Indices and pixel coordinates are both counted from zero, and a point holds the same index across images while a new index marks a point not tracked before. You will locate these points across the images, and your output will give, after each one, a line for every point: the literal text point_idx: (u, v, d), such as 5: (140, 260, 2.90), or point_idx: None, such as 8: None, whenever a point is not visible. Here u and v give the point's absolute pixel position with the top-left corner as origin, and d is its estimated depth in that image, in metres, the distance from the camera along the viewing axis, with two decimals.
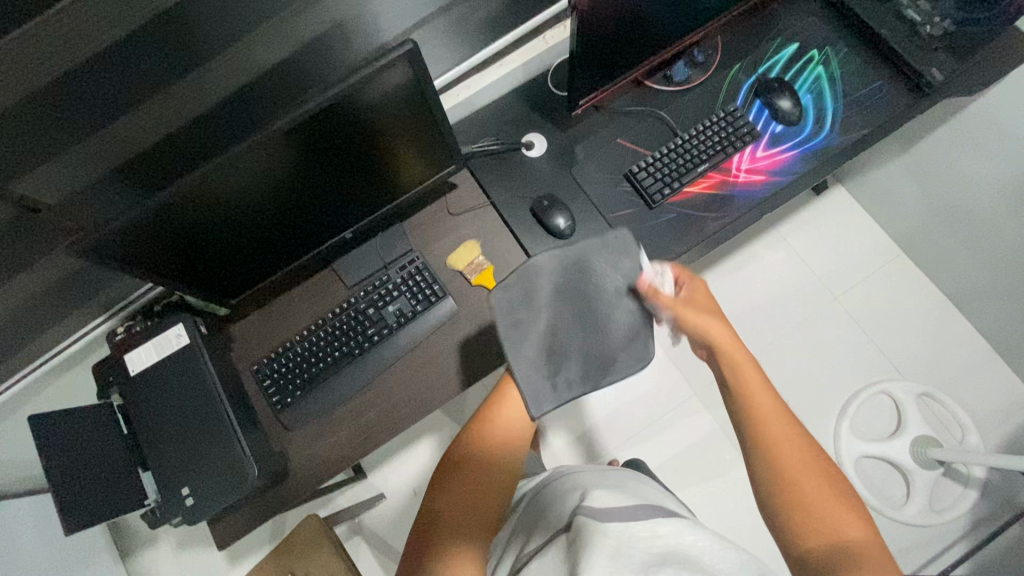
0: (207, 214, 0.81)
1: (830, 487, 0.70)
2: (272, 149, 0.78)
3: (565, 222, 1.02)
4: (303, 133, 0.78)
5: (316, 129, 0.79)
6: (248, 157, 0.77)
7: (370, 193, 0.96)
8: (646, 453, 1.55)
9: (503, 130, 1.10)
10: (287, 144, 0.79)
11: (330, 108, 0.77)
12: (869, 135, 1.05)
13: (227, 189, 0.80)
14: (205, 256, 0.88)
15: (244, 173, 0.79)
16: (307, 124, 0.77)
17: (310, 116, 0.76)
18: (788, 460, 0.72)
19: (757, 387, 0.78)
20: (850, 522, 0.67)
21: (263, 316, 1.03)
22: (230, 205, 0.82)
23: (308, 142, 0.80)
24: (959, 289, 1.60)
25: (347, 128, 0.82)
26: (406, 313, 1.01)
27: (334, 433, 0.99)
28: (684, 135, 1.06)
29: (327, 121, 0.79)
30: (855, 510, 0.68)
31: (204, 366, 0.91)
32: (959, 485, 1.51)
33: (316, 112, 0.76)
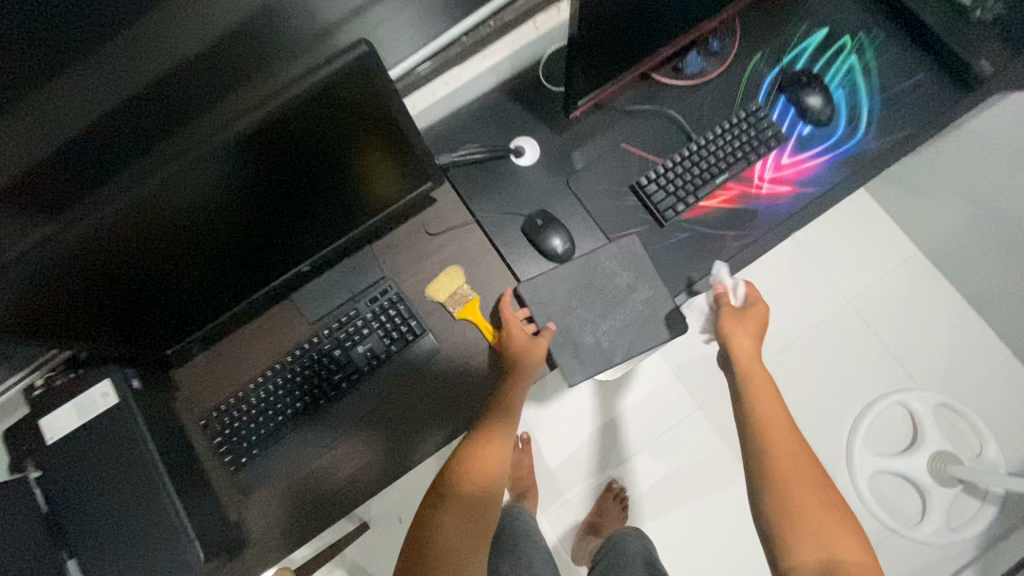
0: (126, 259, 0.65)
1: (833, 509, 0.67)
2: (205, 176, 0.62)
3: (561, 244, 0.87)
4: (245, 156, 0.63)
5: (262, 150, 0.63)
6: (174, 188, 0.61)
7: (335, 223, 0.80)
8: (643, 468, 1.37)
9: (489, 134, 0.94)
10: (225, 170, 0.63)
11: (279, 124, 0.61)
12: (910, 137, 0.91)
13: (150, 228, 0.63)
14: (132, 302, 0.72)
15: (171, 208, 0.63)
16: (250, 144, 0.61)
17: (252, 134, 0.60)
18: (791, 473, 0.69)
19: (768, 398, 0.75)
20: (848, 548, 0.64)
21: (213, 359, 0.89)
22: (156, 246, 0.66)
23: (253, 166, 0.64)
24: (979, 294, 1.48)
25: (303, 148, 0.66)
26: (378, 354, 0.87)
27: (298, 497, 0.85)
28: (700, 139, 0.91)
29: (276, 140, 0.63)
30: (856, 539, 0.65)
31: (136, 430, 0.76)
32: (976, 501, 1.43)
33: (261, 129, 0.61)
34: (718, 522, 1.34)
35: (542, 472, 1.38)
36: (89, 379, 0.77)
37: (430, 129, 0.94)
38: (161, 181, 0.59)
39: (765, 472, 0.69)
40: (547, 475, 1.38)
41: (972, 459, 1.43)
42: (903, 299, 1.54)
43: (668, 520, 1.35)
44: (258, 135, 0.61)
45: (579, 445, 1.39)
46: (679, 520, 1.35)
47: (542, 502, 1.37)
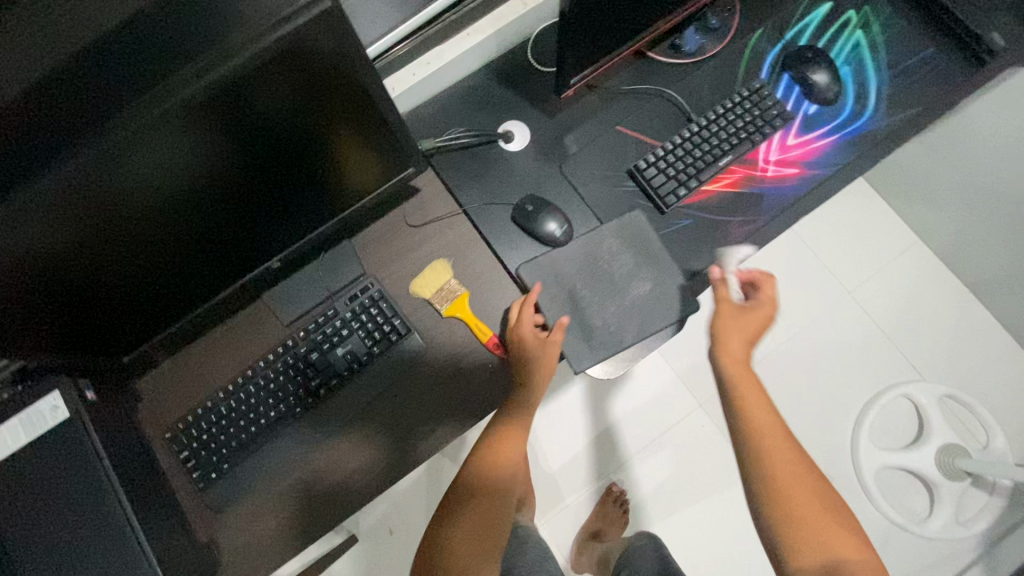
0: (57, 250, 0.55)
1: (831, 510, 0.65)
2: (148, 151, 0.52)
3: (558, 228, 0.81)
4: (197, 127, 0.53)
5: (216, 120, 0.54)
6: (112, 167, 0.51)
7: (305, 210, 0.72)
8: (645, 472, 1.31)
9: (475, 118, 0.88)
10: (174, 145, 0.53)
11: (234, 89, 0.52)
12: (921, 115, 0.86)
13: (85, 215, 0.53)
14: (66, 307, 0.61)
15: (109, 191, 0.53)
16: (202, 112, 0.52)
17: (203, 99, 0.51)
18: (791, 480, 0.65)
19: (762, 405, 0.69)
20: (851, 548, 0.63)
21: (178, 366, 0.81)
22: (93, 237, 0.56)
23: (206, 140, 0.55)
24: (982, 283, 1.43)
25: (264, 118, 0.57)
26: (358, 356, 0.80)
27: (275, 514, 0.78)
28: (701, 120, 0.85)
29: (233, 109, 0.54)
30: (854, 532, 0.65)
31: (92, 447, 0.66)
32: (984, 494, 1.36)
33: (214, 94, 0.52)
34: (716, 522, 1.29)
35: (540, 476, 1.32)
36: (34, 390, 0.67)
37: (411, 113, 0.88)
38: (96, 155, 0.49)
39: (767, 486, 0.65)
40: (546, 480, 1.32)
41: (978, 451, 1.37)
42: (907, 288, 1.48)
43: (672, 524, 1.30)
44: (210, 100, 0.52)
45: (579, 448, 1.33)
46: (684, 524, 1.29)
47: (542, 507, 1.31)
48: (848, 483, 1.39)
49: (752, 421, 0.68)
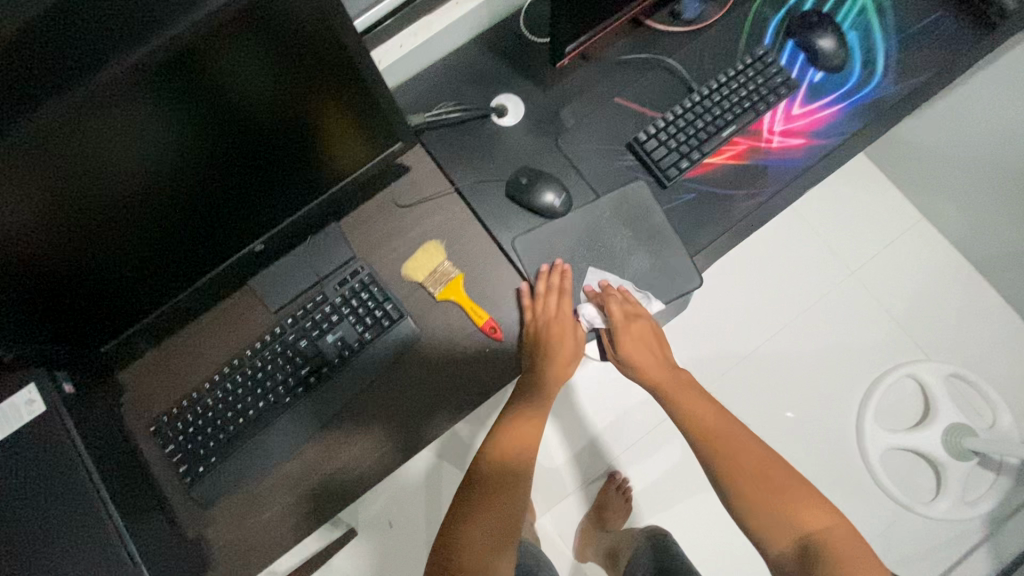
0: (11, 234, 0.49)
1: (787, 482, 0.68)
2: (107, 122, 0.46)
3: (557, 197, 0.78)
4: (162, 94, 0.48)
5: (182, 86, 0.48)
6: (68, 140, 0.45)
7: (284, 185, 0.67)
8: (647, 461, 1.27)
9: (466, 92, 0.84)
10: (137, 114, 0.48)
11: (202, 51, 0.47)
12: (931, 81, 0.83)
13: (37, 193, 0.48)
14: (31, 298, 0.57)
15: (66, 167, 0.47)
16: (166, 78, 0.47)
17: (167, 63, 0.46)
18: (740, 458, 0.70)
19: (698, 402, 0.77)
20: (814, 517, 0.65)
21: (162, 356, 0.78)
22: (51, 218, 0.51)
23: (173, 108, 0.50)
24: (986, 261, 1.36)
25: (235, 84, 0.52)
26: (350, 343, 0.76)
27: (267, 508, 0.75)
28: (702, 89, 0.82)
29: (200, 74, 0.49)
30: (818, 500, 0.66)
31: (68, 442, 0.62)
32: (991, 473, 1.31)
33: (178, 58, 0.46)
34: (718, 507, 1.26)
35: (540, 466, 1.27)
36: (6, 384, 0.63)
37: (400, 88, 0.84)
38: (48, 128, 0.44)
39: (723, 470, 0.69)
40: (545, 470, 1.27)
41: (986, 430, 1.31)
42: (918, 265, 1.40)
43: (678, 512, 1.25)
44: (175, 64, 0.46)
45: (580, 437, 1.27)
46: (688, 510, 1.25)
47: (541, 497, 1.27)
48: (853, 466, 1.32)
49: (692, 415, 0.76)
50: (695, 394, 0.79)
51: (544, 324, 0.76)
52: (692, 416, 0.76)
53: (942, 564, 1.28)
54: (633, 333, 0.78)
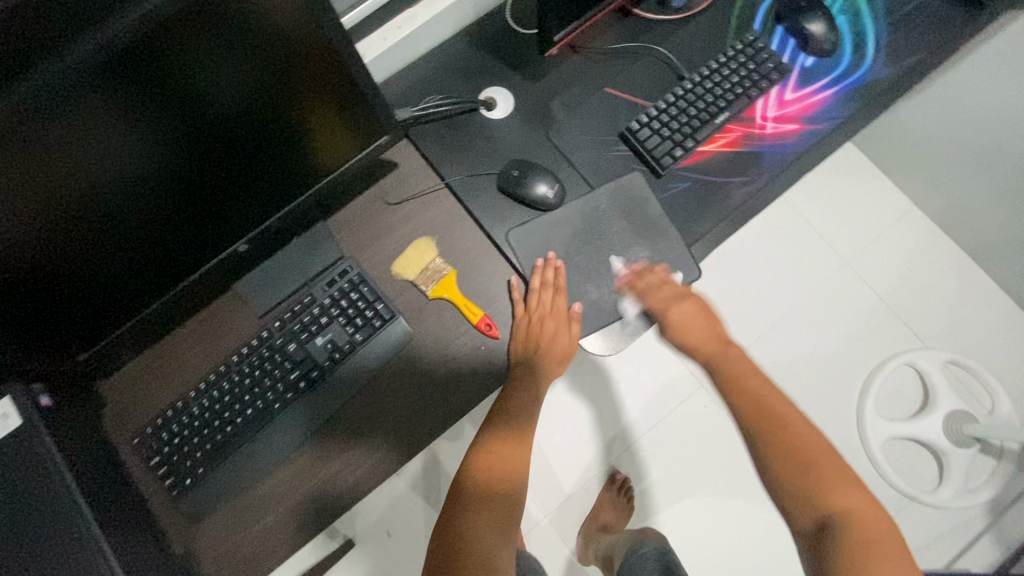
0: None
1: (821, 458, 0.64)
2: (68, 113, 0.44)
3: (549, 188, 0.76)
4: (125, 82, 0.45)
5: (146, 72, 0.46)
6: (32, 137, 0.43)
7: (266, 181, 0.65)
8: (646, 456, 1.26)
9: (454, 86, 0.82)
10: (100, 104, 0.45)
11: (165, 34, 0.44)
12: (923, 62, 0.82)
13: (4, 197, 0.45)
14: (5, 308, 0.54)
15: (30, 166, 0.45)
16: (129, 63, 0.44)
17: (128, 48, 0.43)
18: (777, 428, 0.66)
19: (747, 372, 0.73)
20: (841, 496, 0.61)
21: (145, 365, 0.75)
22: (17, 221, 0.48)
23: (138, 98, 0.47)
24: (982, 246, 1.35)
25: (205, 71, 0.49)
26: (340, 345, 0.74)
27: (259, 519, 0.72)
28: (694, 77, 0.81)
29: (166, 59, 0.46)
30: (852, 482, 0.62)
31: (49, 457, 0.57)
32: (992, 459, 1.30)
33: (139, 41, 0.43)
34: (722, 503, 1.24)
35: (537, 467, 1.24)
36: None
37: (386, 83, 0.82)
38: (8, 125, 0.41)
39: (756, 435, 0.67)
40: (542, 470, 1.24)
41: (986, 417, 1.29)
42: (914, 252, 1.40)
43: (681, 510, 1.24)
44: (136, 49, 0.44)
45: (579, 435, 1.26)
46: (692, 507, 1.24)
47: (541, 497, 1.24)
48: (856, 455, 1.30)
49: (737, 383, 0.72)
50: (745, 366, 0.74)
51: (538, 324, 0.74)
52: (738, 384, 0.71)
53: (951, 552, 1.26)
54: (676, 316, 0.74)
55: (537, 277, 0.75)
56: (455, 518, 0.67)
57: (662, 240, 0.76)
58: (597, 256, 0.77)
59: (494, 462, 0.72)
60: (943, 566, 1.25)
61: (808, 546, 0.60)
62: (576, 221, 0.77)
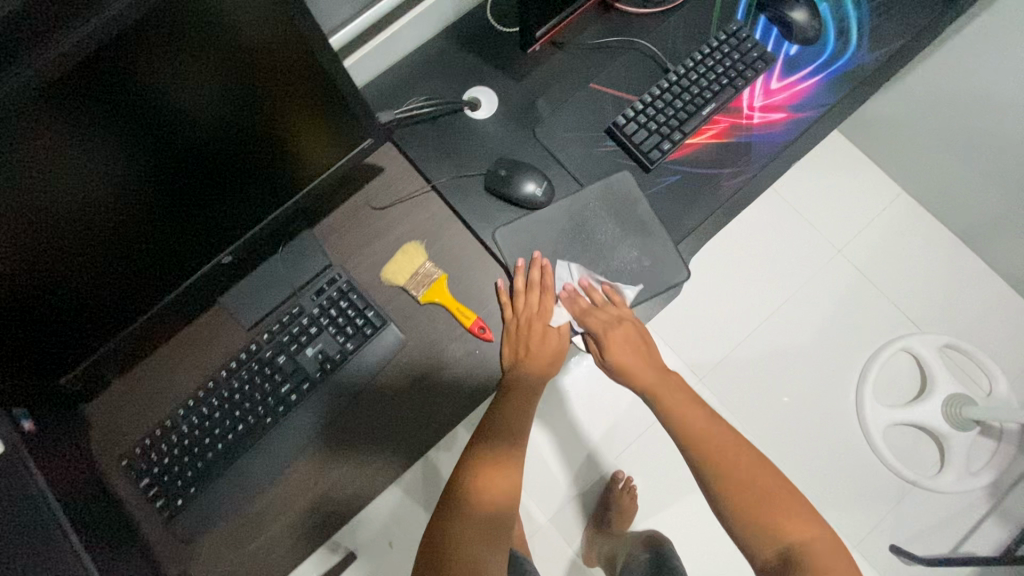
0: None
1: (772, 492, 0.63)
2: (30, 131, 0.42)
3: (538, 186, 0.75)
4: (87, 96, 0.43)
5: (110, 85, 0.44)
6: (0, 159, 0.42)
7: (245, 189, 0.63)
8: (648, 454, 1.25)
9: (437, 87, 0.81)
10: (62, 120, 0.43)
11: (127, 44, 0.42)
12: (906, 47, 0.82)
13: None
14: None
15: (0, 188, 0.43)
16: (90, 77, 0.42)
17: (87, 60, 0.41)
18: (729, 468, 0.65)
19: (688, 404, 0.72)
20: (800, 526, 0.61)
21: (132, 384, 0.73)
22: None
23: (103, 111, 0.45)
24: (973, 228, 1.34)
25: (172, 79, 0.47)
26: (331, 356, 0.72)
27: (256, 537, 0.70)
28: (679, 69, 0.80)
29: (130, 70, 0.44)
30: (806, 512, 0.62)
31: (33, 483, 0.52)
32: (992, 441, 1.29)
33: (99, 53, 0.41)
34: None
35: (536, 469, 1.22)
36: None
37: (368, 88, 0.81)
38: None
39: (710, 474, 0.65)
40: (542, 473, 1.23)
41: (983, 399, 1.29)
42: (906, 238, 1.40)
43: (685, 507, 1.23)
44: (96, 61, 0.42)
45: (579, 436, 1.24)
46: (695, 504, 1.22)
47: (543, 499, 1.23)
48: (855, 443, 1.30)
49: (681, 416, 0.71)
50: (686, 398, 0.73)
51: (526, 326, 0.73)
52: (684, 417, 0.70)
53: (955, 536, 1.25)
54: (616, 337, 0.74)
55: (522, 278, 0.74)
56: (449, 525, 0.66)
57: (653, 234, 0.75)
58: (589, 253, 0.75)
59: (493, 468, 0.71)
60: (948, 551, 1.25)
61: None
62: (566, 219, 0.76)
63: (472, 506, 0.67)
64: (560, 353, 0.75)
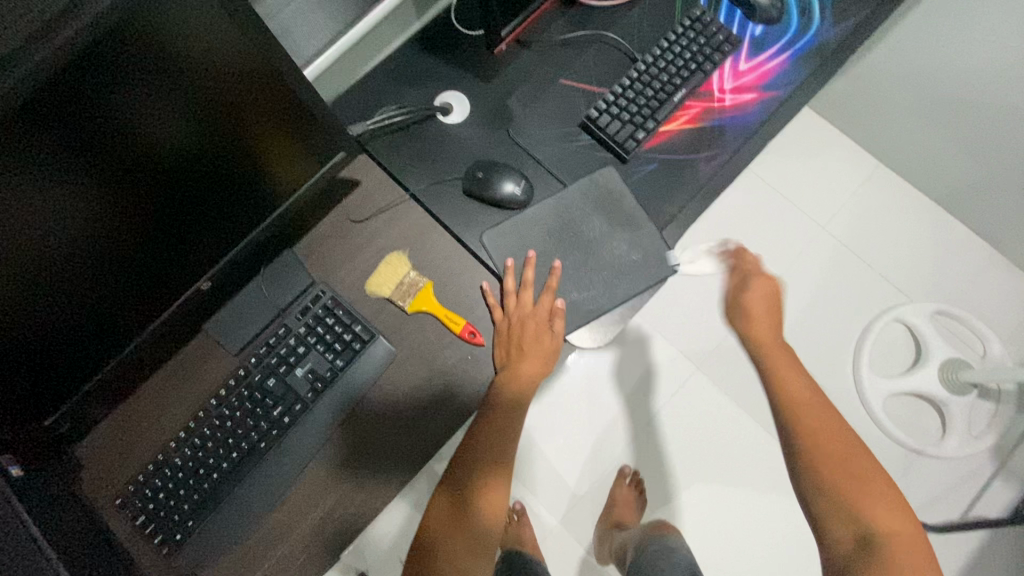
0: None
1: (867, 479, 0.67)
2: None
3: (516, 185, 0.75)
4: (44, 125, 0.42)
5: (69, 110, 0.43)
6: None
7: (222, 208, 0.62)
8: (654, 446, 1.24)
9: (407, 96, 0.81)
10: (20, 150, 0.42)
11: (82, 68, 0.41)
12: (868, 20, 0.83)
13: None
14: None
15: None
16: (44, 108, 0.41)
17: (43, 86, 0.40)
18: (827, 454, 0.69)
19: (795, 381, 0.76)
20: (888, 520, 0.64)
21: (121, 421, 0.71)
22: None
23: (62, 143, 0.44)
24: (952, 194, 1.36)
25: (133, 99, 0.46)
26: (321, 373, 0.71)
27: (259, 563, 0.69)
28: (646, 58, 0.81)
29: (87, 98, 0.43)
30: (903, 511, 0.65)
31: (21, 528, 0.50)
32: (991, 404, 1.30)
33: (57, 84, 0.40)
34: (729, 485, 1.22)
35: (541, 471, 1.22)
36: None
37: (339, 103, 0.81)
38: None
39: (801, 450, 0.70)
40: (547, 474, 1.22)
41: (978, 361, 1.30)
42: (887, 209, 1.41)
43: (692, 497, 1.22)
44: (50, 91, 0.40)
45: (583, 435, 1.24)
46: (703, 492, 1.22)
47: (550, 500, 1.22)
48: (855, 416, 1.30)
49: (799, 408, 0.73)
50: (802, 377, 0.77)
51: (518, 325, 0.72)
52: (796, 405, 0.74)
53: (962, 500, 1.25)
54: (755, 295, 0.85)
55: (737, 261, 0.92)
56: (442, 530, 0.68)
57: (638, 223, 0.75)
58: (575, 247, 0.75)
59: (486, 475, 0.71)
60: (958, 516, 1.25)
61: (839, 556, 0.63)
62: (550, 216, 0.76)
63: (471, 503, 0.70)
64: (555, 350, 0.73)
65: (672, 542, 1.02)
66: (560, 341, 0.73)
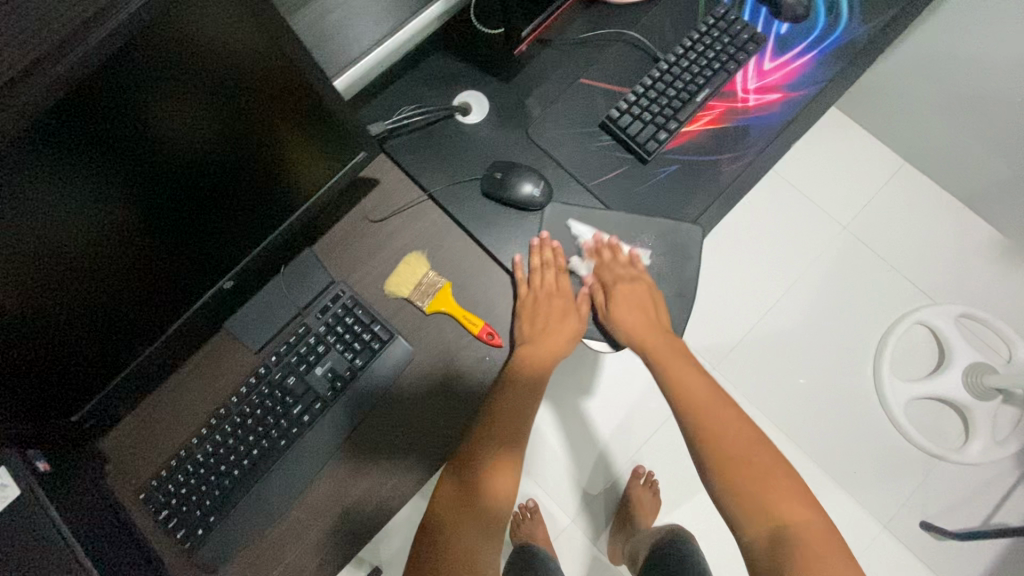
0: None
1: (769, 472, 0.64)
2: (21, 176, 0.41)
3: (535, 186, 0.74)
4: (72, 130, 0.42)
5: (97, 114, 0.43)
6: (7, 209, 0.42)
7: (244, 208, 0.62)
8: (668, 446, 1.23)
9: (427, 95, 0.81)
10: (46, 150, 0.42)
11: (110, 72, 0.41)
12: (897, 17, 0.81)
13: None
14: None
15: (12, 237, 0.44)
16: (73, 113, 0.41)
17: (72, 92, 0.40)
18: (733, 454, 0.65)
19: (688, 376, 0.72)
20: (795, 510, 0.61)
21: (144, 416, 0.73)
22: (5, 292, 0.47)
23: (90, 147, 0.44)
24: (978, 195, 1.32)
25: (156, 100, 0.46)
26: (341, 373, 0.72)
27: (279, 557, 0.70)
28: (669, 57, 0.80)
29: (113, 101, 0.43)
30: (801, 496, 0.63)
31: (51, 525, 0.51)
32: (1016, 410, 1.27)
33: (85, 89, 0.41)
34: None
35: (556, 470, 1.21)
36: None
37: (358, 102, 0.81)
38: None
39: (712, 466, 0.65)
40: (562, 473, 1.22)
41: (1004, 366, 1.27)
42: (911, 209, 1.38)
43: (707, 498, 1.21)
44: (79, 97, 0.41)
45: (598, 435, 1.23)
46: None
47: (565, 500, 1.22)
48: (874, 420, 1.28)
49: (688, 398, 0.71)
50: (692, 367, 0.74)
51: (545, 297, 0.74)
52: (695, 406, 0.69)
53: (984, 507, 1.23)
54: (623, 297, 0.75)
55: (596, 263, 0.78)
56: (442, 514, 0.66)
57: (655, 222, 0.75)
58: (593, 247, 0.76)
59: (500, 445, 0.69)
60: (980, 523, 1.22)
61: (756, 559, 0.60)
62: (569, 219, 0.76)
63: (480, 503, 0.67)
64: (576, 332, 0.76)
65: (687, 544, 1.02)
66: (585, 324, 0.77)
